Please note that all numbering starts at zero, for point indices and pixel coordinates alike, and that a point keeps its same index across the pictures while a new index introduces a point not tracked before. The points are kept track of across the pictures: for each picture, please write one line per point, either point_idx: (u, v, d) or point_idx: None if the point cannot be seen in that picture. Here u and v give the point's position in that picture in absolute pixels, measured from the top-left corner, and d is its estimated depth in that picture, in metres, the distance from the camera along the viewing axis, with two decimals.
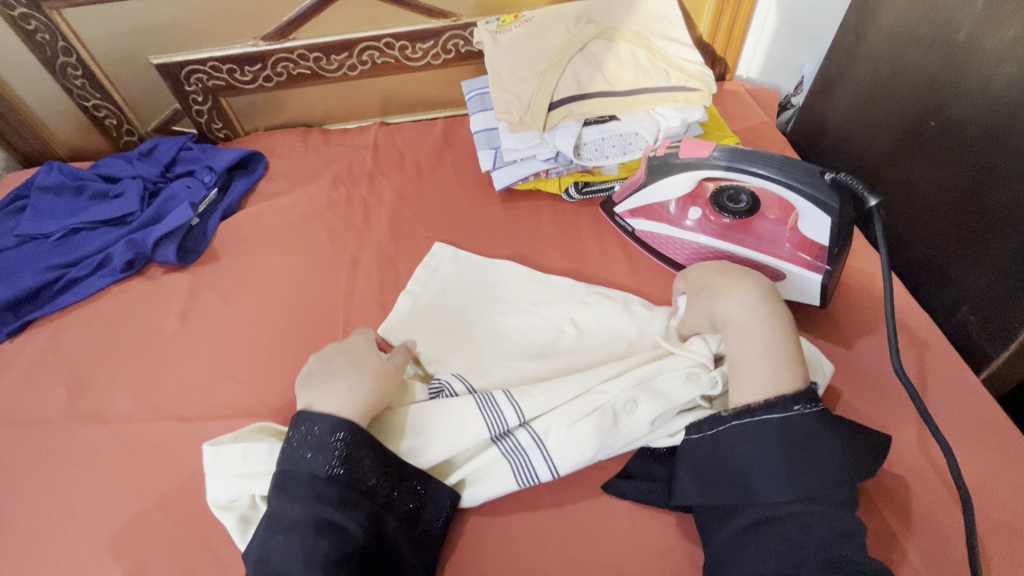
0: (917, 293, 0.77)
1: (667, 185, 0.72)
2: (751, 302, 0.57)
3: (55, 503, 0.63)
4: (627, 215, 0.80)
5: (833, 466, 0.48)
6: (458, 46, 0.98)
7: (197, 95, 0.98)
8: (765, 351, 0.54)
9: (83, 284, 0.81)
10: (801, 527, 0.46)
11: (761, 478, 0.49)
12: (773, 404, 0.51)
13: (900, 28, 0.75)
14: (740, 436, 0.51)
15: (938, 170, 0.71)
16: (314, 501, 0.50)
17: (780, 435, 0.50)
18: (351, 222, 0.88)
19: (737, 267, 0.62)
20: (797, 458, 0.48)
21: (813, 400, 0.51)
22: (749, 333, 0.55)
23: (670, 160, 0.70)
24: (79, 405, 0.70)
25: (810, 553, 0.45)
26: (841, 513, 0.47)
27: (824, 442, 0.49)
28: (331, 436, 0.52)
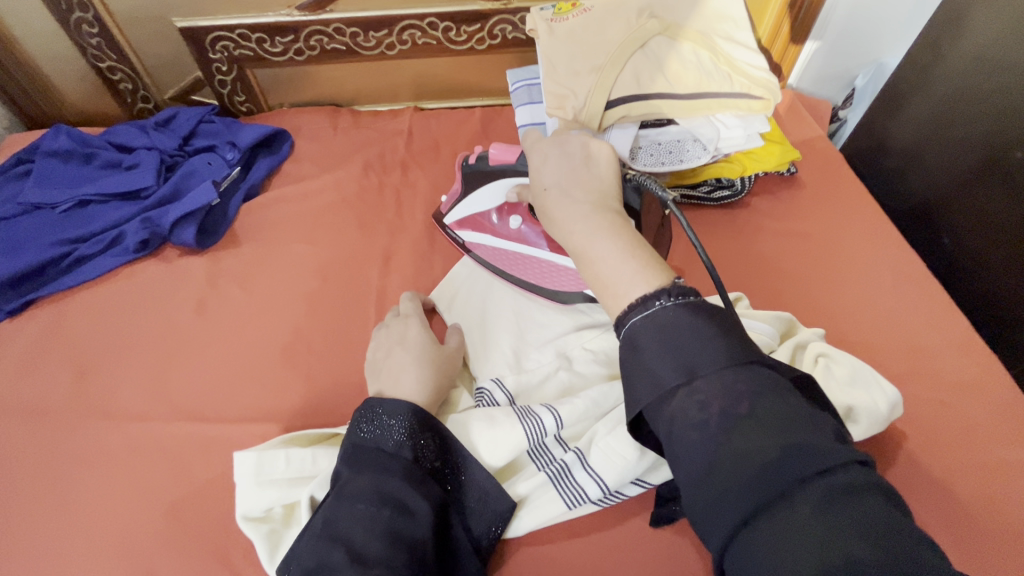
0: (981, 333, 0.74)
1: (484, 191, 0.74)
2: (578, 229, 0.49)
3: (59, 502, 0.57)
4: (455, 227, 0.78)
5: (724, 341, 0.38)
6: (505, 31, 0.92)
7: (221, 64, 0.91)
8: (617, 258, 0.45)
9: (92, 262, 0.75)
10: (691, 407, 0.35)
11: (647, 372, 0.38)
12: (636, 306, 0.42)
13: (988, 47, 0.71)
14: (623, 349, 0.41)
15: (1017, 204, 0.67)
16: (381, 471, 0.50)
17: (648, 330, 0.39)
18: (383, 213, 0.83)
19: (558, 170, 0.53)
20: (677, 342, 0.38)
21: (680, 292, 0.41)
22: (584, 255, 0.47)
23: (481, 166, 0.72)
24: (87, 396, 0.64)
25: (714, 425, 0.34)
26: (746, 378, 0.35)
27: (697, 323, 0.38)
28: (402, 417, 0.54)
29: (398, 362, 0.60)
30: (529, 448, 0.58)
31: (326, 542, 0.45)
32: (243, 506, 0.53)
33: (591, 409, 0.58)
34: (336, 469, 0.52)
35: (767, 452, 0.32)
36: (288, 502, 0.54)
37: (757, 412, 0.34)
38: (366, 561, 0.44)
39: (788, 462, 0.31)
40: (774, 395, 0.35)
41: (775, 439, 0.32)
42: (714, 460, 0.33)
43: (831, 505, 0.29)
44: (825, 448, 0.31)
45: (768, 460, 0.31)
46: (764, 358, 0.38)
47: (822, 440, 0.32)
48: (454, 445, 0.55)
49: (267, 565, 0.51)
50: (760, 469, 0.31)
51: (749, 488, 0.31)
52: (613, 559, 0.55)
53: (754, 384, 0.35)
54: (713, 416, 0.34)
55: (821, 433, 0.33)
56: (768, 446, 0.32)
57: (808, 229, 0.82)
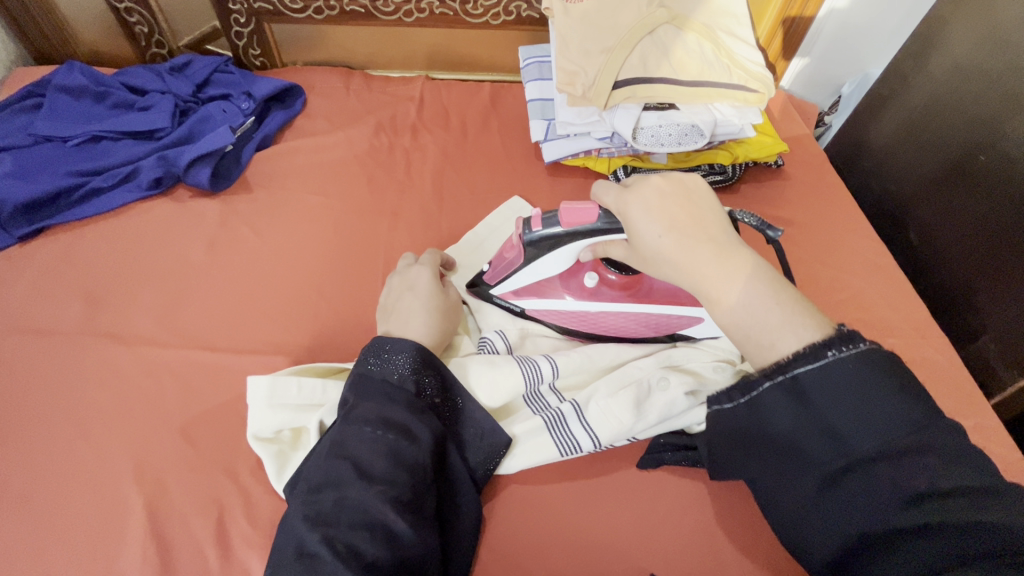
0: (939, 321, 0.81)
1: (550, 258, 0.63)
2: (740, 277, 0.45)
3: (69, 416, 0.60)
4: (508, 296, 0.69)
5: (891, 404, 0.38)
6: (520, 9, 0.95)
7: (240, 15, 0.93)
8: (771, 305, 0.44)
9: (106, 196, 0.76)
10: (873, 478, 0.38)
11: (837, 424, 0.39)
12: (803, 355, 0.41)
13: (962, 59, 0.77)
14: (785, 399, 0.41)
15: (978, 204, 0.74)
16: (386, 400, 0.53)
17: (820, 384, 0.40)
18: (393, 173, 0.86)
19: (667, 212, 0.49)
20: (864, 399, 0.39)
21: (849, 339, 0.40)
22: (740, 305, 0.44)
23: (552, 234, 0.59)
24: (100, 321, 0.67)
25: (888, 499, 0.37)
26: (947, 450, 0.37)
27: (885, 385, 0.39)
28: (407, 353, 0.56)
29: (407, 308, 0.62)
30: (525, 394, 0.62)
31: (334, 458, 0.48)
32: (253, 425, 0.56)
33: (586, 364, 0.64)
34: (343, 397, 0.55)
35: (932, 521, 0.36)
36: (296, 427, 0.57)
37: (942, 490, 0.36)
38: (373, 479, 0.47)
39: (973, 540, 0.34)
40: (960, 468, 0.36)
41: (969, 518, 0.35)
42: (878, 528, 0.37)
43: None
44: (1003, 526, 0.34)
45: (947, 539, 0.35)
46: (940, 413, 0.39)
47: (1017, 518, 0.35)
48: (454, 385, 0.58)
49: (274, 482, 0.54)
50: (923, 543, 0.35)
51: (908, 546, 0.36)
52: (598, 494, 0.60)
53: (933, 460, 0.37)
54: (886, 487, 0.37)
55: (1010, 511, 0.35)
56: (944, 523, 0.35)
57: (791, 218, 0.88)
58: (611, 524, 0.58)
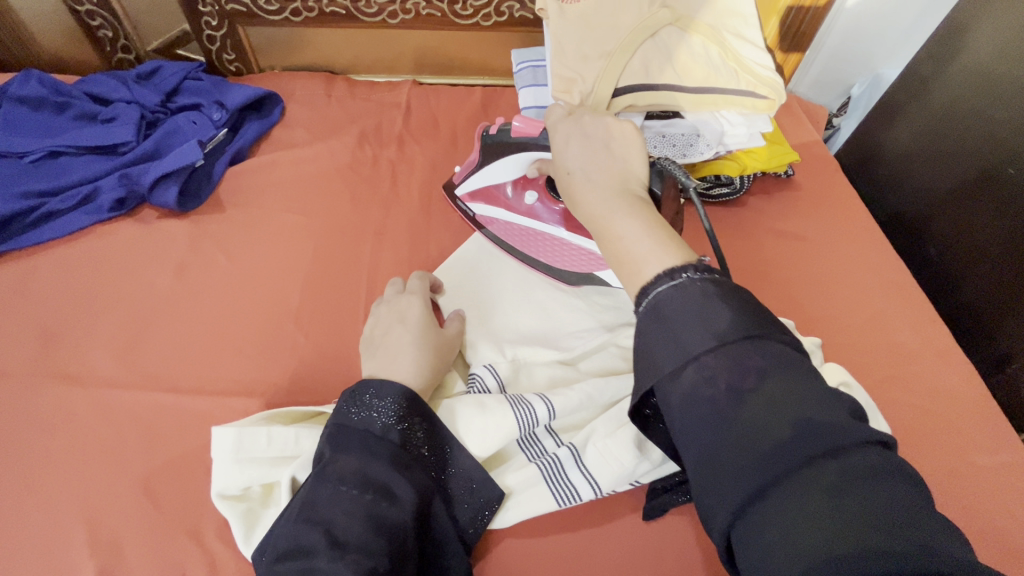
0: (961, 343, 0.76)
1: (500, 165, 0.69)
2: (630, 208, 0.43)
3: (17, 469, 0.54)
4: (466, 199, 0.76)
5: (736, 315, 0.35)
6: (512, 9, 0.89)
7: (212, 18, 0.87)
8: (646, 232, 0.41)
9: (64, 218, 0.70)
10: (699, 386, 0.34)
11: (680, 334, 0.35)
12: (660, 275, 0.38)
13: (990, 63, 0.72)
14: (644, 321, 0.37)
15: (1006, 221, 0.69)
16: (365, 454, 0.47)
17: (672, 302, 0.36)
18: (377, 188, 0.80)
19: (586, 146, 0.49)
20: (703, 310, 0.35)
21: (706, 266, 0.38)
22: (614, 231, 0.43)
23: (502, 139, 0.65)
24: (55, 359, 0.61)
25: (720, 414, 0.32)
26: (742, 355, 0.34)
27: (719, 302, 0.36)
28: (392, 398, 0.51)
29: (393, 344, 0.57)
30: (520, 438, 0.57)
31: (304, 522, 0.44)
32: (219, 483, 0.51)
33: (585, 402, 0.58)
34: (319, 450, 0.49)
35: (777, 436, 0.31)
36: (266, 483, 0.52)
37: (765, 390, 0.32)
38: (347, 548, 0.43)
39: (796, 443, 0.30)
40: (787, 371, 0.33)
41: (783, 416, 0.31)
42: (714, 445, 0.32)
43: (877, 484, 0.28)
44: (834, 431, 0.30)
45: (768, 444, 0.30)
46: (783, 334, 0.35)
47: (834, 414, 0.31)
48: (442, 435, 0.52)
49: (242, 546, 0.49)
50: (769, 447, 0.30)
51: (754, 469, 0.30)
52: (600, 549, 0.54)
53: (763, 359, 0.33)
54: (722, 391, 0.33)
55: (837, 408, 0.31)
56: (773, 430, 0.31)
57: (803, 232, 0.83)
58: None
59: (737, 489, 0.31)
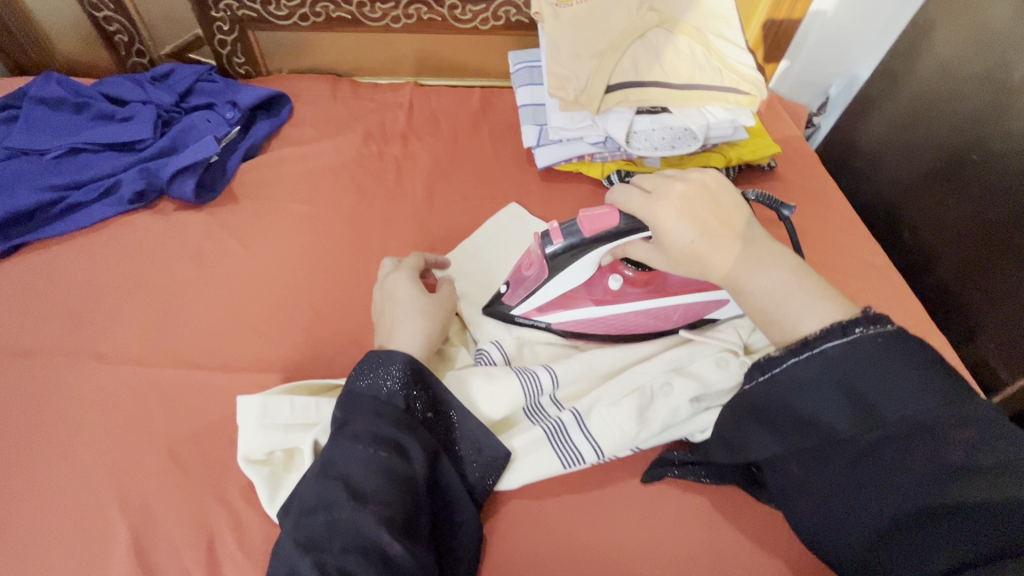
0: (936, 319, 0.80)
1: (574, 270, 0.61)
2: (776, 267, 0.49)
3: (47, 440, 0.57)
4: (532, 314, 0.66)
5: (916, 377, 0.39)
6: (509, 14, 0.94)
7: (223, 23, 0.91)
8: (791, 279, 0.49)
9: (85, 210, 0.74)
10: (911, 452, 0.37)
11: (878, 392, 0.39)
12: (830, 332, 0.42)
13: (953, 58, 0.78)
14: (819, 376, 0.41)
15: (973, 202, 0.74)
16: (375, 417, 0.50)
17: (851, 361, 0.40)
18: (383, 181, 0.84)
19: (687, 206, 0.51)
20: (888, 372, 0.39)
21: (876, 318, 0.42)
22: (758, 290, 0.49)
23: (575, 244, 0.58)
24: (80, 340, 0.64)
25: (920, 474, 0.36)
26: (917, 408, 0.38)
27: (897, 359, 0.39)
28: (399, 365, 0.54)
29: (400, 320, 0.59)
30: (525, 406, 0.60)
31: (325, 480, 0.47)
32: (244, 448, 0.54)
33: (586, 371, 0.62)
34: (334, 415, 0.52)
35: (981, 502, 0.34)
36: (287, 447, 0.55)
37: (978, 469, 0.35)
38: (365, 499, 0.45)
39: (1013, 522, 0.33)
40: (995, 444, 0.36)
41: (999, 492, 0.34)
42: (923, 505, 0.36)
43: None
44: None
45: (987, 517, 0.34)
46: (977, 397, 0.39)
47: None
48: (450, 402, 0.56)
49: (266, 505, 0.52)
50: (980, 521, 0.34)
51: (965, 537, 0.34)
52: (599, 505, 0.58)
53: (967, 432, 0.37)
54: (926, 464, 0.37)
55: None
56: (990, 502, 0.34)
57: (786, 220, 0.88)
58: (614, 538, 0.56)
59: (949, 558, 0.34)
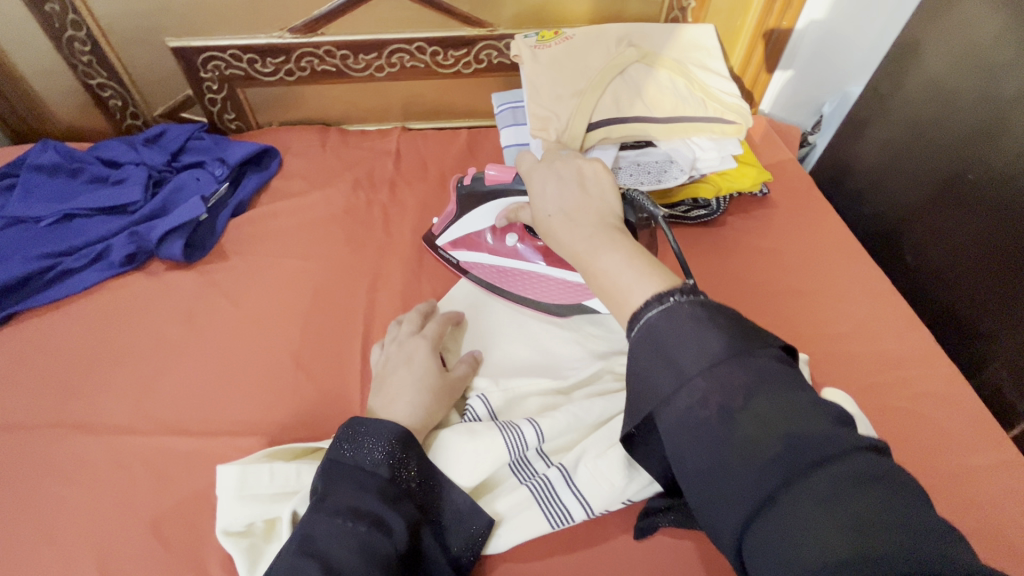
0: (947, 347, 0.76)
1: (480, 211, 0.75)
2: (627, 247, 0.45)
3: (34, 515, 0.57)
4: (448, 247, 0.80)
5: (703, 335, 0.38)
6: (491, 57, 0.95)
7: (212, 82, 0.93)
8: (626, 264, 0.44)
9: (78, 276, 0.75)
10: (697, 406, 0.37)
11: (677, 353, 0.38)
12: (652, 300, 0.41)
13: (941, 77, 0.76)
14: (640, 345, 0.40)
15: (978, 224, 0.71)
16: (357, 489, 0.49)
17: (659, 325, 0.39)
18: (371, 230, 0.84)
19: (560, 182, 0.52)
20: (691, 332, 0.38)
21: (691, 288, 0.41)
22: (592, 262, 0.45)
23: (475, 188, 0.75)
24: (71, 409, 0.64)
25: (716, 425, 0.36)
26: (715, 360, 0.37)
27: (705, 325, 0.38)
28: (385, 437, 0.52)
29: (399, 384, 0.59)
30: (511, 462, 0.58)
31: (301, 556, 0.45)
32: (224, 519, 0.53)
33: (573, 423, 0.60)
34: (315, 485, 0.51)
35: (767, 447, 0.33)
36: (269, 517, 0.53)
37: (751, 405, 0.35)
38: None
39: (785, 458, 0.33)
40: (772, 387, 0.35)
41: (774, 429, 0.34)
42: (721, 460, 0.35)
43: (864, 490, 0.31)
44: (822, 441, 0.33)
45: (768, 461, 0.33)
46: (767, 343, 0.38)
47: (821, 426, 0.33)
48: (434, 474, 0.54)
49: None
50: (754, 465, 0.34)
51: (751, 492, 0.33)
52: (596, 565, 0.55)
53: (747, 374, 0.36)
54: (714, 407, 0.36)
55: (825, 421, 0.34)
56: (768, 443, 0.34)
57: (781, 247, 0.86)
58: None
59: (739, 509, 0.34)
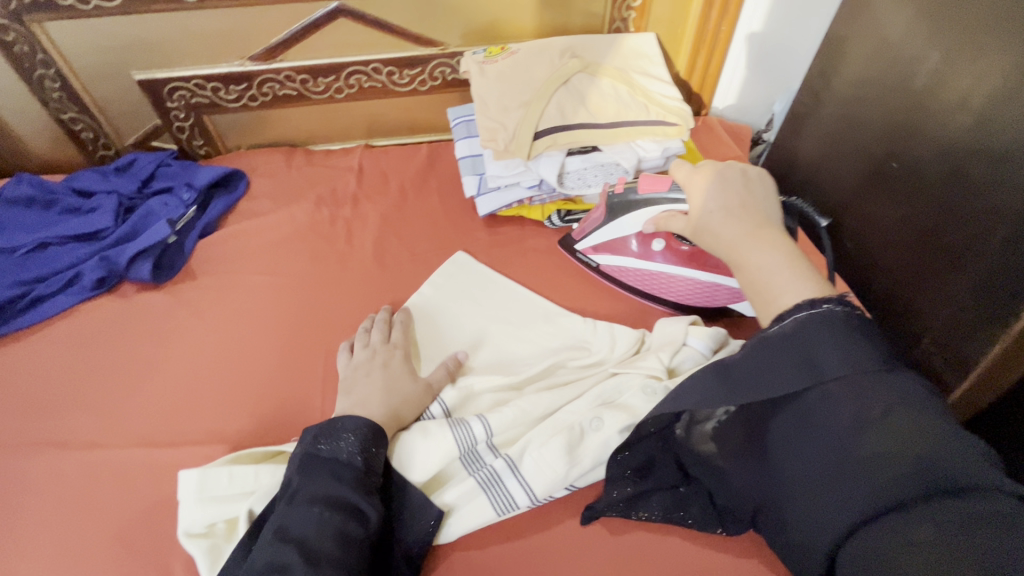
0: (884, 328, 0.80)
1: (631, 219, 0.75)
2: (783, 250, 0.53)
3: (8, 529, 0.60)
4: (589, 251, 0.81)
5: (845, 346, 0.45)
6: (445, 74, 1.00)
7: (179, 111, 0.98)
8: (786, 268, 0.52)
9: (50, 301, 0.79)
10: (829, 411, 0.44)
11: (819, 358, 0.45)
12: (801, 305, 0.48)
13: (864, 72, 0.80)
14: (773, 344, 0.47)
15: (902, 208, 0.74)
16: (333, 478, 0.52)
17: (794, 332, 0.47)
18: (334, 244, 0.88)
19: (734, 189, 0.59)
20: (833, 342, 0.45)
21: (849, 301, 0.47)
22: (744, 258, 0.54)
23: (629, 198, 0.75)
24: (43, 428, 0.67)
25: (841, 431, 0.43)
26: (872, 379, 0.43)
27: (848, 334, 0.45)
28: (357, 432, 0.57)
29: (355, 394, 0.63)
30: (461, 455, 0.61)
31: (278, 544, 0.48)
32: (185, 522, 0.55)
33: (520, 416, 0.63)
34: (289, 479, 0.54)
35: (899, 465, 0.40)
36: (228, 518, 0.56)
37: (887, 424, 0.41)
38: (317, 562, 0.46)
39: (910, 477, 0.39)
40: (912, 407, 0.41)
41: (904, 450, 0.40)
42: (842, 458, 0.42)
43: (967, 526, 0.36)
44: (957, 468, 0.39)
45: (896, 475, 0.40)
46: (900, 366, 0.45)
47: (959, 456, 0.39)
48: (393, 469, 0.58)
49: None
50: (884, 472, 0.40)
51: (871, 499, 0.40)
52: (543, 550, 0.58)
53: (893, 392, 0.43)
54: (843, 422, 0.43)
55: (972, 454, 0.39)
56: (902, 458, 0.40)
57: None
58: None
59: (844, 518, 0.41)
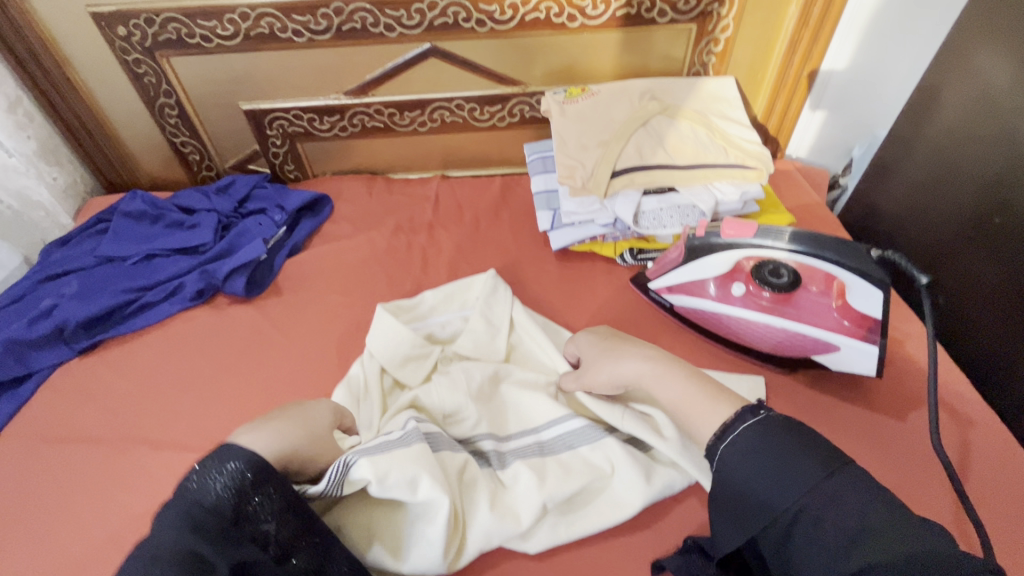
0: (983, 391, 0.75)
1: (709, 263, 0.72)
2: (679, 370, 0.57)
3: (106, 521, 0.64)
4: (663, 291, 0.80)
5: (803, 458, 0.45)
6: (524, 111, 1.04)
7: (277, 139, 1.06)
8: (685, 382, 0.55)
9: (155, 309, 0.85)
10: (817, 529, 0.42)
11: (784, 481, 0.44)
12: (727, 425, 0.49)
13: (960, 122, 0.78)
14: (740, 464, 0.47)
15: (1002, 265, 0.71)
16: (193, 529, 0.42)
17: (758, 443, 0.47)
18: (410, 269, 0.91)
19: (615, 331, 0.66)
20: (794, 456, 0.45)
21: (758, 406, 0.50)
22: (659, 384, 0.56)
23: (712, 241, 0.71)
24: (142, 427, 0.72)
25: (830, 544, 0.41)
26: (846, 488, 0.43)
27: (793, 441, 0.46)
28: (239, 466, 0.45)
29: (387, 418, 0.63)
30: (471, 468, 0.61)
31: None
32: None
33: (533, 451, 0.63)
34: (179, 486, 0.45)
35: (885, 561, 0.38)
36: None
37: (872, 524, 0.40)
38: None
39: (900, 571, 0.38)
40: (884, 506, 0.41)
41: (892, 548, 0.39)
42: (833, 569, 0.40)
43: None
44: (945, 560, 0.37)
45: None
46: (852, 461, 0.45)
47: (932, 544, 0.39)
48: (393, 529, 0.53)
49: None
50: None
51: None
52: None
53: (856, 496, 0.42)
54: (835, 533, 0.41)
55: (939, 541, 0.39)
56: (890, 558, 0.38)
57: None
58: None
59: None
